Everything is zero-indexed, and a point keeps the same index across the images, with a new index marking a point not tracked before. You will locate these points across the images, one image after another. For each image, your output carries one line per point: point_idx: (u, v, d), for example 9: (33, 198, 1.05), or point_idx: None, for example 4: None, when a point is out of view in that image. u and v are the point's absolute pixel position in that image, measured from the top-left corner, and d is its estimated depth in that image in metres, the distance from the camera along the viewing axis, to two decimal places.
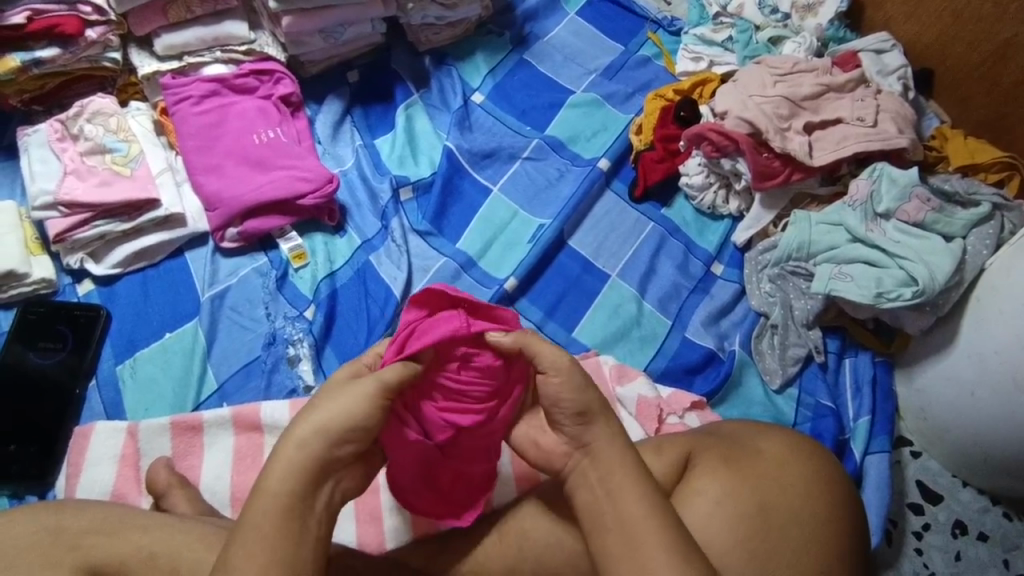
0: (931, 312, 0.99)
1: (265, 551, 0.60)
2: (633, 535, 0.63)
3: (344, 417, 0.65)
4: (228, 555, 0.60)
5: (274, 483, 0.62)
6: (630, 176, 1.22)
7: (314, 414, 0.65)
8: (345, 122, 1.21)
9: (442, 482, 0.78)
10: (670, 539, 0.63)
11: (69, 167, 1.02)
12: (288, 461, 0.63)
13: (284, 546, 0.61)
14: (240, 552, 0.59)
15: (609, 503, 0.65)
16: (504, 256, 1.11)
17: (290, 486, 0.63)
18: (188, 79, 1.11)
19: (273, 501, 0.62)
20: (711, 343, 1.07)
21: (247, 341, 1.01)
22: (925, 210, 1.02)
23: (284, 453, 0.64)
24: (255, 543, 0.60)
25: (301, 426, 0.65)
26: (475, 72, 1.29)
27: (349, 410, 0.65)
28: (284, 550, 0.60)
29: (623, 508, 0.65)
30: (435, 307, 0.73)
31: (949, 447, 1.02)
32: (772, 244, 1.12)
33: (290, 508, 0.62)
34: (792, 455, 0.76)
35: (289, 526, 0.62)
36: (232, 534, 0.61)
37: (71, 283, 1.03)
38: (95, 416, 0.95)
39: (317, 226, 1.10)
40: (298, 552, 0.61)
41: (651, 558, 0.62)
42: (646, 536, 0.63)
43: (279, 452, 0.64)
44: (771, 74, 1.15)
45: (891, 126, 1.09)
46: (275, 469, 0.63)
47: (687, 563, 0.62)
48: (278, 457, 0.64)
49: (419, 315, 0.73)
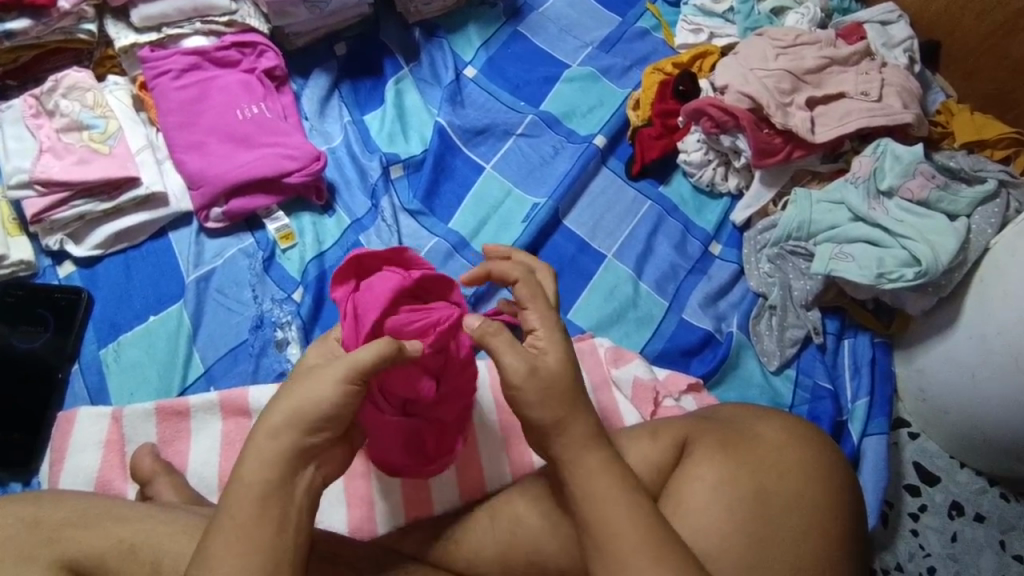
0: (933, 293, 0.98)
1: (247, 541, 0.58)
2: (609, 535, 0.60)
3: (302, 404, 0.62)
4: (206, 555, 0.57)
5: (248, 470, 0.61)
6: (627, 153, 1.19)
7: (280, 403, 0.62)
8: (333, 97, 1.17)
9: (426, 447, 0.79)
10: (644, 535, 0.59)
11: (44, 145, 0.99)
12: (262, 447, 0.61)
13: (265, 532, 0.59)
14: (220, 538, 0.58)
15: (589, 502, 0.62)
16: (498, 236, 1.08)
17: (265, 473, 0.61)
18: (167, 52, 1.07)
19: (247, 490, 0.60)
20: (708, 325, 1.05)
21: (233, 325, 0.98)
22: (929, 187, 0.99)
23: (259, 439, 0.62)
24: (229, 537, 0.58)
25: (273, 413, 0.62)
26: (467, 45, 1.24)
27: (319, 398, 0.62)
28: (262, 539, 0.59)
29: (602, 509, 0.61)
30: (359, 276, 0.74)
31: (947, 429, 1.01)
32: (772, 223, 1.10)
33: (267, 495, 0.60)
34: (792, 441, 0.74)
35: (267, 514, 0.60)
36: (212, 523, 0.60)
37: (51, 265, 1.00)
38: (79, 402, 0.93)
39: (304, 205, 1.07)
40: (279, 539, 0.59)
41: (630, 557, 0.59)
42: (624, 534, 0.59)
43: (252, 440, 0.62)
44: (773, 46, 1.12)
45: (895, 100, 1.06)
46: (249, 458, 0.61)
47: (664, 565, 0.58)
48: (251, 444, 0.62)
49: (348, 289, 0.73)
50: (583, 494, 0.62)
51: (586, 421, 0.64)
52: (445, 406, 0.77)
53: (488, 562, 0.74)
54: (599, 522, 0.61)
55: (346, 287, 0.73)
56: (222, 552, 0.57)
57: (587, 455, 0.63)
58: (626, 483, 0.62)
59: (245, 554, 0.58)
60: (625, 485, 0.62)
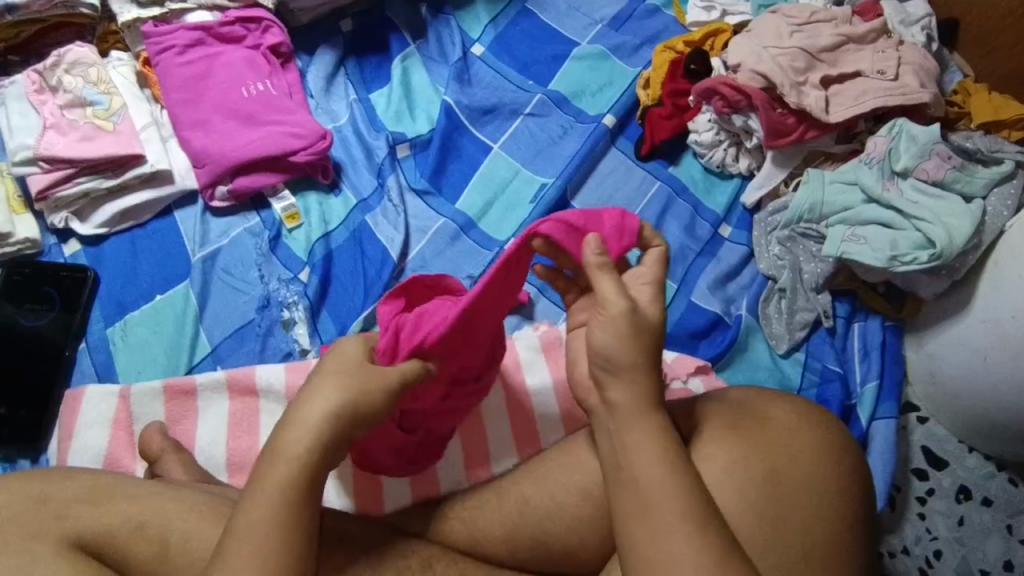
0: (947, 276, 0.96)
1: (285, 519, 0.58)
2: (649, 498, 0.59)
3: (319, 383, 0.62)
4: (248, 519, 0.57)
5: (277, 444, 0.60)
6: (637, 134, 1.18)
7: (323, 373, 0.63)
8: (339, 74, 1.16)
9: (409, 455, 0.81)
10: (688, 506, 0.58)
11: (48, 121, 0.98)
12: (314, 425, 0.61)
13: (305, 514, 0.59)
14: (254, 510, 0.58)
15: (628, 466, 0.61)
16: (504, 217, 1.07)
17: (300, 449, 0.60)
18: (171, 27, 1.06)
19: (282, 462, 0.59)
20: (717, 307, 1.04)
21: (241, 305, 0.98)
22: (945, 168, 0.98)
23: (311, 415, 0.61)
24: (269, 512, 0.58)
25: (328, 389, 0.62)
26: (475, 22, 1.23)
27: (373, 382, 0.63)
28: (303, 518, 0.59)
29: (643, 470, 0.60)
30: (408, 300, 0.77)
31: (957, 413, 1.00)
32: (783, 205, 1.09)
33: (311, 476, 0.60)
34: (802, 423, 0.74)
35: (309, 496, 0.60)
36: (249, 490, 0.59)
37: (57, 243, 1.00)
38: (86, 379, 0.93)
39: (311, 184, 1.06)
40: (310, 524, 0.59)
41: (668, 524, 0.57)
42: (665, 502, 0.58)
43: (304, 414, 0.61)
44: (788, 23, 1.10)
45: (912, 79, 1.04)
46: (296, 432, 0.61)
47: (706, 533, 0.57)
48: (299, 418, 0.61)
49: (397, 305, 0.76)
50: (619, 460, 0.61)
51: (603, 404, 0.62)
52: (441, 422, 0.81)
53: (496, 540, 0.74)
54: (633, 489, 0.60)
55: (395, 304, 0.76)
56: (262, 523, 0.57)
57: (630, 427, 0.62)
58: (668, 448, 0.61)
59: (268, 530, 0.57)
60: (659, 454, 0.60)
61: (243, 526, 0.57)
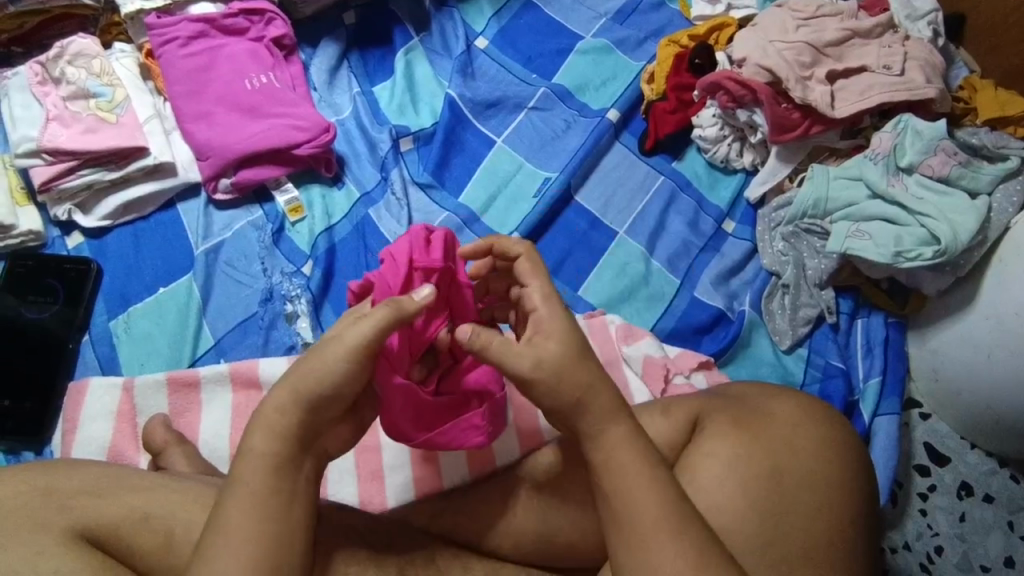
0: (951, 273, 0.96)
1: (262, 511, 0.58)
2: (625, 499, 0.59)
3: (313, 375, 0.61)
4: (224, 517, 0.58)
5: (259, 440, 0.61)
6: (640, 128, 1.17)
7: (292, 377, 0.62)
8: (342, 67, 1.15)
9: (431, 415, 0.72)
10: (669, 511, 0.58)
11: (52, 113, 0.98)
12: (272, 421, 0.61)
13: (279, 503, 0.59)
14: (235, 505, 0.58)
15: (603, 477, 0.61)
16: (507, 212, 1.07)
17: (278, 444, 0.61)
18: (174, 19, 1.05)
19: (256, 458, 0.60)
20: (720, 303, 1.04)
21: (244, 298, 0.98)
22: (951, 164, 0.97)
23: (267, 415, 0.61)
24: (241, 505, 0.58)
25: (283, 387, 0.62)
26: (479, 15, 1.22)
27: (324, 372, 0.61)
28: (278, 509, 0.59)
29: (620, 483, 0.60)
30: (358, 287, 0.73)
31: (960, 410, 1.00)
32: (787, 201, 1.08)
33: (279, 467, 0.60)
34: (805, 417, 0.74)
35: (281, 486, 0.60)
36: (226, 487, 0.60)
37: (59, 235, 1.00)
38: (89, 371, 0.93)
39: (314, 177, 1.06)
40: (291, 509, 0.60)
41: (648, 536, 0.58)
42: (639, 514, 0.58)
43: (261, 414, 0.62)
44: (794, 18, 1.09)
45: (918, 74, 1.03)
46: (259, 429, 0.61)
47: (683, 538, 0.57)
48: (260, 418, 0.62)
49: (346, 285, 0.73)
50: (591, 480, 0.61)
51: (611, 399, 0.62)
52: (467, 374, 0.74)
53: (498, 533, 0.74)
54: (617, 495, 0.59)
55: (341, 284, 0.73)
56: (235, 516, 0.58)
57: (596, 443, 0.61)
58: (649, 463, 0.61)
59: (260, 520, 0.58)
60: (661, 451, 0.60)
61: (218, 522, 0.58)
